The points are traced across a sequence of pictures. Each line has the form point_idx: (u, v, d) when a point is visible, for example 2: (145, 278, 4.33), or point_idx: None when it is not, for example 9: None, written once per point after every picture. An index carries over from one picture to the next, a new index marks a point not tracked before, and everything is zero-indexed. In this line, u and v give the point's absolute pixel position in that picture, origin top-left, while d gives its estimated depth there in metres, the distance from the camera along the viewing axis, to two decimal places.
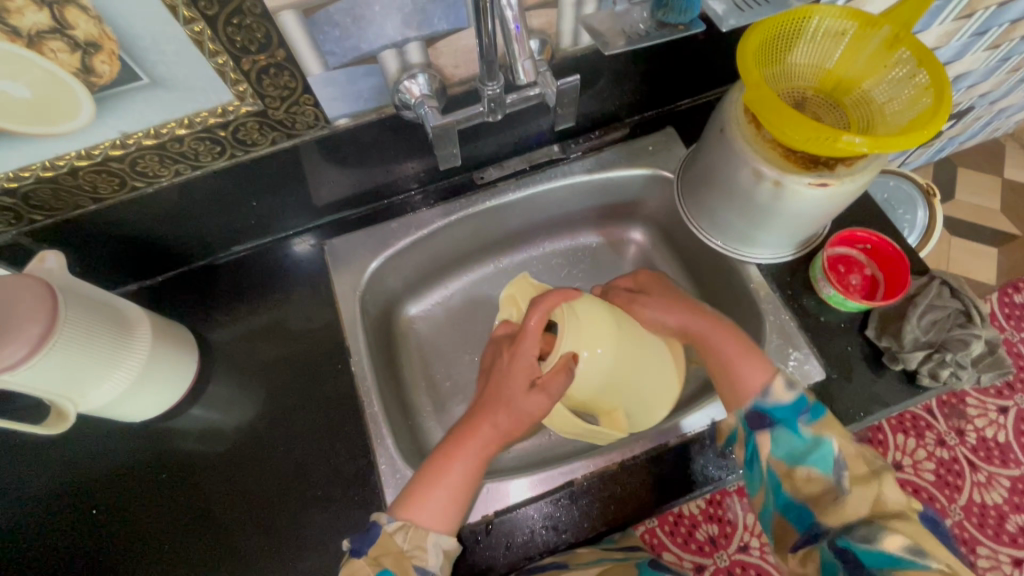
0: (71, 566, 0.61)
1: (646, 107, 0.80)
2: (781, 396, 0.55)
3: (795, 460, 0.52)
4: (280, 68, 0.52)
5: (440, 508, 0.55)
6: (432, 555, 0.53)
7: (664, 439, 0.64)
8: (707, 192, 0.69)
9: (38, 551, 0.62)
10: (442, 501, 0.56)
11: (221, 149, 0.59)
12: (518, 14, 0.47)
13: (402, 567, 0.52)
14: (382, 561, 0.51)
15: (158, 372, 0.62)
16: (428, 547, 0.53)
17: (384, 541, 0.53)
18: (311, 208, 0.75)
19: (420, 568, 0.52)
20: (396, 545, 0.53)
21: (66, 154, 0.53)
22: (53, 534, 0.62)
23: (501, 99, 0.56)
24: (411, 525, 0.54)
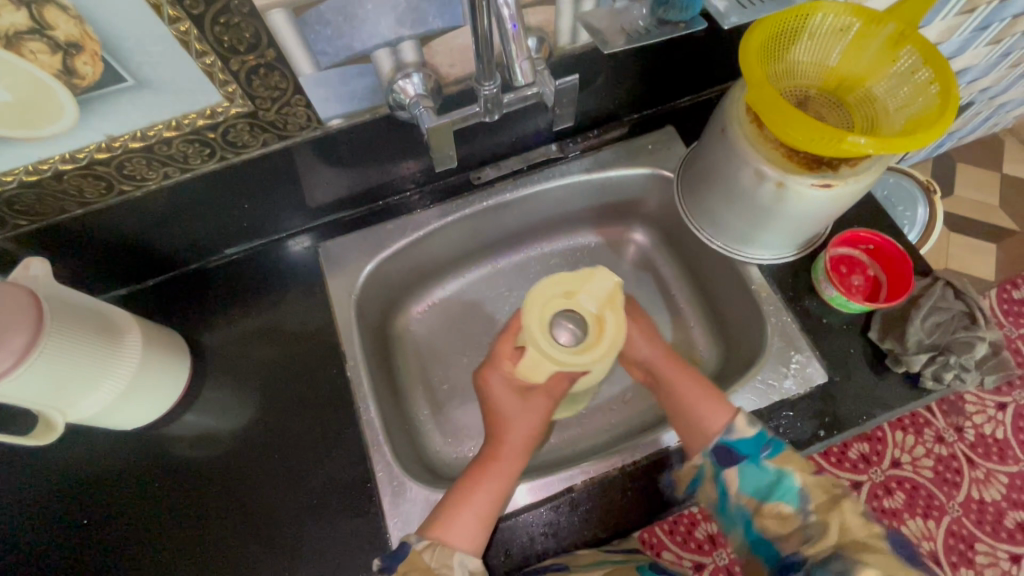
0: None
1: (645, 105, 0.79)
2: (745, 431, 0.56)
3: (762, 496, 0.53)
4: (270, 69, 0.51)
5: (467, 527, 0.55)
6: (458, 572, 0.53)
7: (665, 445, 0.63)
8: (708, 192, 0.68)
9: (31, 563, 0.60)
10: (468, 520, 0.55)
11: (211, 151, 0.57)
12: (516, 14, 0.45)
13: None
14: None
15: (149, 379, 0.61)
16: (455, 566, 0.53)
17: (412, 558, 0.52)
18: (305, 210, 0.73)
19: None
20: (424, 562, 0.52)
21: (48, 158, 0.51)
22: (46, 544, 0.61)
23: (499, 99, 0.55)
24: (439, 543, 0.53)
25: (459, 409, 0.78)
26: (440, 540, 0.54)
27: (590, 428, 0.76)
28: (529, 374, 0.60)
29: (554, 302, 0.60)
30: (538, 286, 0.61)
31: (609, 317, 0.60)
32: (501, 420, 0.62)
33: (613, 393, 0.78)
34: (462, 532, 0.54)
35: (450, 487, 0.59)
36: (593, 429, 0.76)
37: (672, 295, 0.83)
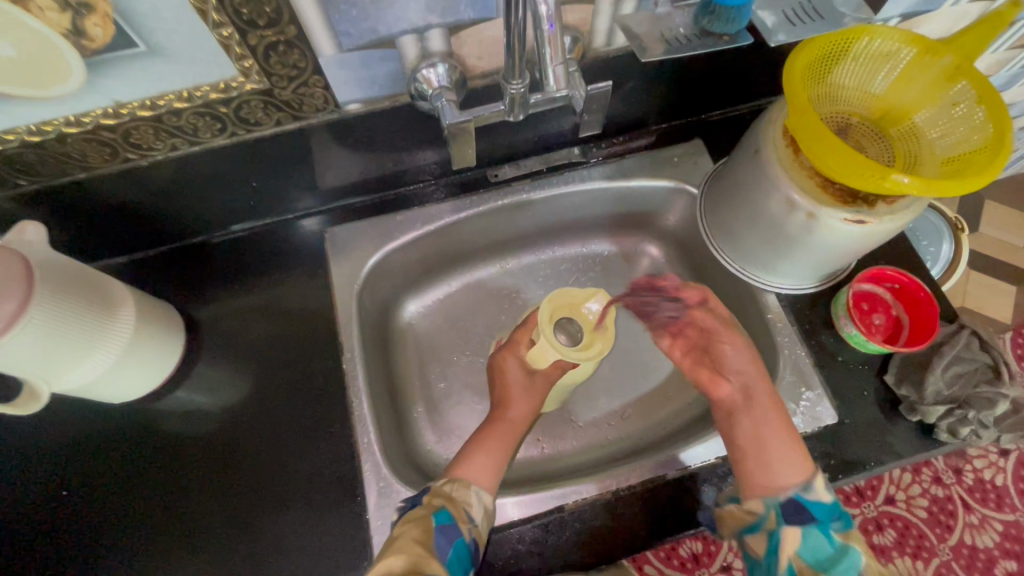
0: (40, 551, 0.59)
1: (674, 115, 0.76)
2: (823, 495, 0.53)
3: (821, 569, 0.49)
4: (289, 46, 0.49)
5: (481, 466, 0.59)
6: (474, 500, 0.55)
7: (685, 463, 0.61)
8: (731, 214, 0.65)
9: (10, 533, 0.60)
10: (481, 464, 0.59)
11: (222, 126, 0.55)
12: (554, 12, 0.43)
13: (455, 508, 0.54)
14: (436, 504, 0.54)
15: (141, 354, 0.59)
16: (472, 495, 0.56)
17: (435, 491, 0.56)
18: (315, 192, 0.71)
19: (467, 513, 0.54)
20: (445, 491, 0.56)
21: (53, 119, 0.49)
22: (26, 515, 0.60)
23: (526, 99, 0.52)
24: (457, 479, 0.57)
25: (455, 409, 0.76)
26: (458, 477, 0.57)
27: (586, 441, 0.74)
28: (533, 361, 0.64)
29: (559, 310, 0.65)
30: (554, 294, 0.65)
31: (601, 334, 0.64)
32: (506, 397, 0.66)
33: (612, 408, 0.76)
34: (480, 469, 0.59)
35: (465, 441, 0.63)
36: (588, 443, 0.74)
37: None
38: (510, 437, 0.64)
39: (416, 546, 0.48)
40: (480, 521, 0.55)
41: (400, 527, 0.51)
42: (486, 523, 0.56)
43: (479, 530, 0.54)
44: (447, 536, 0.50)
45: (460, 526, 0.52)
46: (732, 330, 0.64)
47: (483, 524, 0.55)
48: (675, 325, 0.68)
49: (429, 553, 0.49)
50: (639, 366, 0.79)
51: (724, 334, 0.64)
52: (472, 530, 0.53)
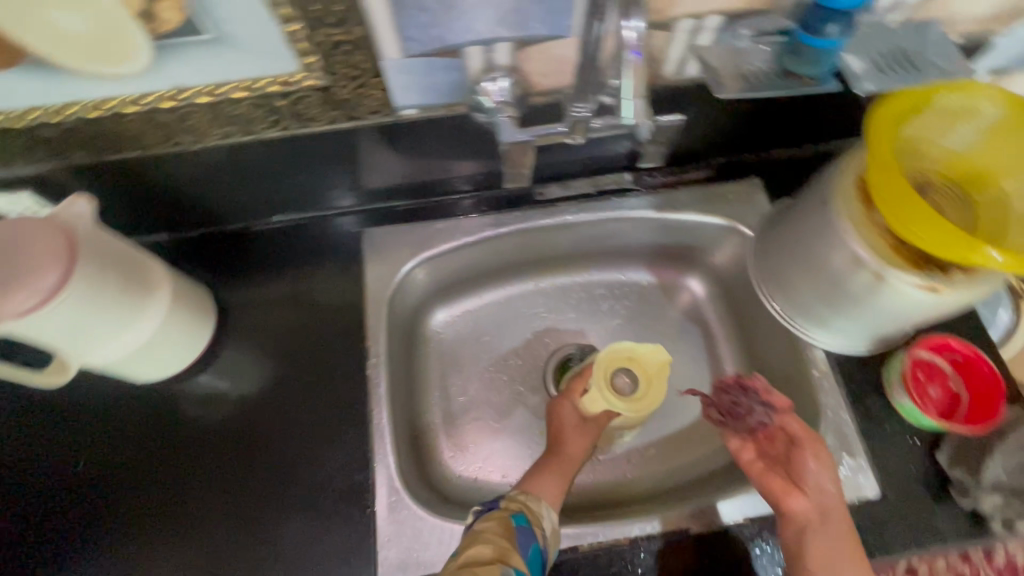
0: (48, 532, 0.59)
1: (735, 150, 0.73)
2: None
3: None
4: (355, 46, 0.48)
5: (548, 487, 0.61)
6: (546, 511, 0.56)
7: (719, 519, 0.58)
8: (787, 263, 0.62)
9: (23, 511, 0.60)
10: (547, 484, 0.61)
11: (276, 118, 0.54)
12: (642, 37, 0.43)
13: (533, 515, 0.55)
14: (513, 507, 0.55)
15: (171, 337, 0.59)
16: (543, 507, 0.57)
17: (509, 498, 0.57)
18: (360, 191, 0.70)
19: (541, 523, 0.55)
20: (520, 499, 0.57)
21: (112, 98, 0.50)
22: (40, 494, 0.61)
23: (588, 124, 0.51)
24: (528, 492, 0.58)
25: (473, 426, 0.74)
26: (529, 490, 0.59)
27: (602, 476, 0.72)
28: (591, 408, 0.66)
29: (617, 359, 0.67)
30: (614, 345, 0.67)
31: (658, 381, 0.66)
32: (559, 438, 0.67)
33: (634, 445, 0.74)
34: (546, 491, 0.60)
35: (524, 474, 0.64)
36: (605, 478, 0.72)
37: (719, 355, 0.77)
38: (567, 471, 0.64)
39: (500, 538, 0.50)
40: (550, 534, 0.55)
41: (483, 522, 0.53)
42: (553, 545, 0.56)
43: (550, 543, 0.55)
44: (527, 536, 0.52)
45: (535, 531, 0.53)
46: (819, 443, 0.56)
47: (553, 538, 0.55)
48: (764, 432, 0.59)
49: (512, 547, 0.50)
50: (667, 405, 0.76)
51: (808, 443, 0.56)
52: (545, 541, 0.54)
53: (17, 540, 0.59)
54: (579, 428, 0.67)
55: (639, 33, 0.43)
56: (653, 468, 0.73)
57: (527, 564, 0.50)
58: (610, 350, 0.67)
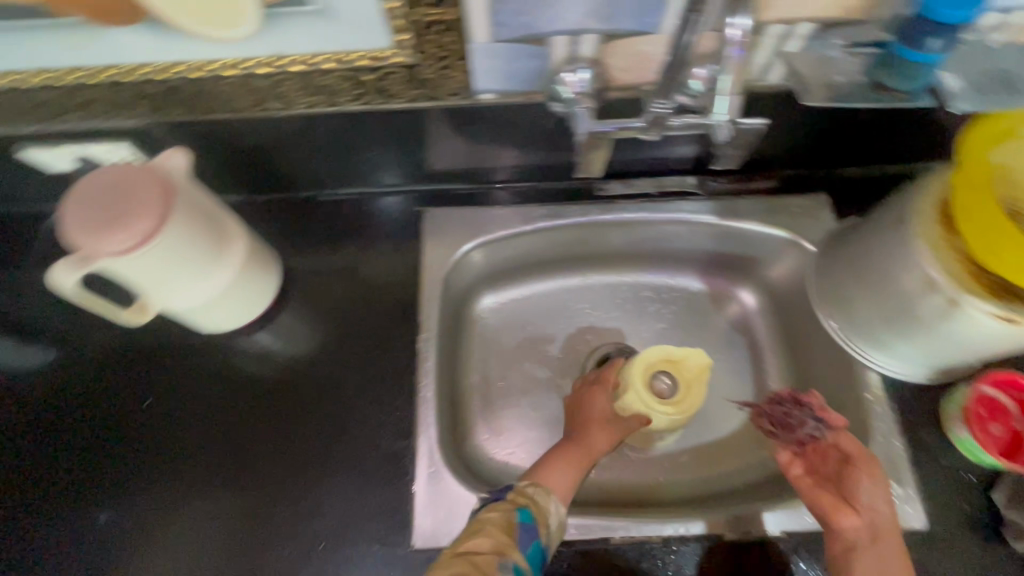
0: (109, 471, 0.63)
1: (804, 163, 0.72)
2: None
3: None
4: (448, 27, 0.50)
5: (561, 478, 0.58)
6: (553, 506, 0.55)
7: (763, 521, 0.59)
8: (853, 284, 0.60)
9: (90, 446, 0.64)
10: (560, 474, 0.59)
11: (360, 92, 0.56)
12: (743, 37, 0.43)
13: (538, 511, 0.53)
14: (519, 502, 0.54)
15: (240, 292, 0.62)
16: (552, 501, 0.55)
17: (518, 489, 0.55)
18: (426, 172, 0.72)
19: (547, 519, 0.53)
20: (529, 491, 0.55)
21: (217, 57, 0.54)
22: (106, 429, 0.65)
23: (666, 121, 0.51)
24: (538, 483, 0.57)
25: (509, 412, 0.75)
26: (539, 482, 0.57)
27: (635, 476, 0.72)
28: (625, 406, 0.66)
29: (657, 360, 0.68)
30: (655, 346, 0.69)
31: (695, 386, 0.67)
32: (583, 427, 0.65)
33: (669, 450, 0.74)
34: (560, 480, 0.58)
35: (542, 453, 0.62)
36: (637, 479, 0.72)
37: (765, 370, 0.76)
38: (586, 462, 0.61)
39: (502, 534, 0.49)
40: (556, 526, 0.54)
41: (487, 513, 0.52)
42: (556, 539, 0.55)
43: (553, 536, 0.54)
44: (529, 532, 0.51)
45: (540, 526, 0.52)
46: (873, 463, 0.55)
47: (557, 530, 0.54)
48: (814, 446, 0.58)
49: (513, 543, 0.49)
50: (707, 413, 0.75)
51: (862, 462, 0.55)
52: (548, 536, 0.53)
53: (81, 475, 0.63)
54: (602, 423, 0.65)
55: (743, 31, 0.43)
56: (687, 475, 0.73)
57: (527, 563, 0.49)
58: (654, 349, 0.68)
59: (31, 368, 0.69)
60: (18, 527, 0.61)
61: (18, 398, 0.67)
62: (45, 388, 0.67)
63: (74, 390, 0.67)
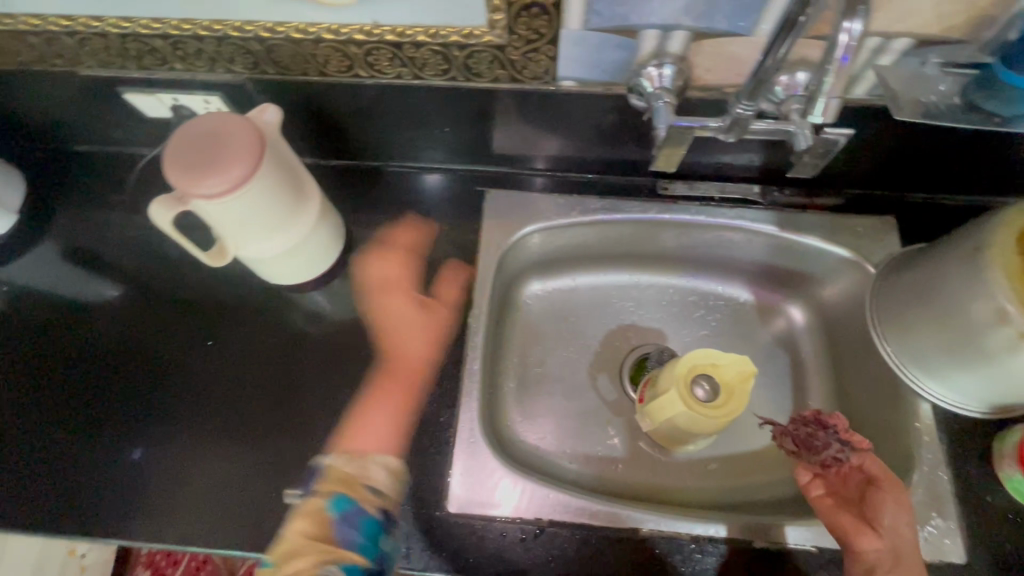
0: (166, 403, 0.67)
1: (874, 183, 0.71)
2: None
3: None
4: (542, 10, 0.50)
5: (374, 434, 0.61)
6: (376, 470, 0.57)
7: (784, 539, 0.59)
8: (913, 307, 0.59)
9: (150, 377, 0.68)
10: (372, 428, 0.61)
11: (447, 68, 0.58)
12: (855, 44, 0.38)
13: (353, 487, 0.55)
14: (336, 489, 0.54)
15: (308, 249, 0.65)
16: (370, 467, 0.57)
17: (330, 471, 0.57)
18: (493, 154, 0.74)
19: (366, 483, 0.56)
20: (340, 473, 0.56)
21: (320, 23, 0.55)
22: (167, 364, 0.69)
23: (748, 123, 0.52)
24: (351, 454, 0.59)
25: (544, 398, 0.76)
26: (354, 453, 0.59)
27: (663, 477, 0.73)
28: (663, 407, 0.67)
29: (702, 364, 0.68)
30: (699, 350, 0.68)
31: (738, 391, 0.67)
32: (392, 341, 0.67)
33: (700, 455, 0.74)
34: (365, 442, 0.60)
35: (354, 399, 0.65)
36: (665, 479, 0.73)
37: (807, 388, 0.75)
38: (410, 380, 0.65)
39: (316, 542, 0.50)
40: (387, 486, 0.57)
41: (292, 518, 0.53)
42: (394, 498, 0.57)
43: (388, 495, 0.56)
44: (347, 521, 0.52)
45: (360, 502, 0.54)
46: (899, 486, 0.55)
47: (390, 487, 0.57)
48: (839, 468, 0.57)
49: (334, 546, 0.51)
50: (743, 424, 0.75)
51: (888, 485, 0.55)
52: (380, 503, 0.55)
53: (132, 406, 0.67)
54: (422, 323, 0.68)
55: (852, 38, 0.38)
56: (715, 482, 0.73)
57: (357, 550, 0.51)
58: (699, 353, 0.68)
59: (104, 299, 0.73)
60: (76, 445, 0.65)
61: (90, 326, 0.72)
62: (115, 319, 0.72)
63: (140, 324, 0.71)
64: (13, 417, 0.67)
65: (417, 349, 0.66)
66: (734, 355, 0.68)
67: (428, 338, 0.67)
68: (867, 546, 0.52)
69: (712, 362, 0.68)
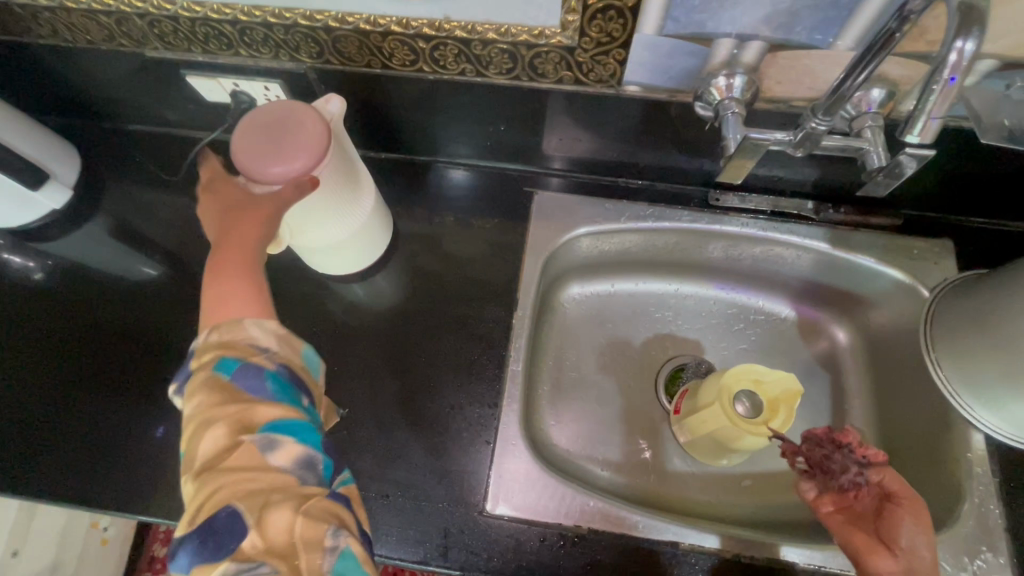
0: None
1: (932, 206, 0.71)
2: None
3: None
4: (619, 14, 0.50)
5: (231, 302, 0.47)
6: (260, 335, 0.46)
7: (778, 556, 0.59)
8: (973, 335, 0.58)
9: (191, 359, 0.68)
10: (228, 304, 0.47)
11: (512, 67, 0.58)
12: (964, 62, 0.37)
13: (239, 351, 0.45)
14: (219, 355, 0.44)
15: (362, 240, 0.65)
16: (247, 329, 0.46)
17: (205, 349, 0.45)
18: (543, 155, 0.74)
19: (250, 348, 0.45)
20: (220, 343, 0.45)
21: (390, 15, 0.55)
22: None
23: (818, 138, 0.51)
24: (218, 328, 0.46)
25: (579, 403, 0.75)
26: (219, 325, 0.46)
27: (696, 491, 0.72)
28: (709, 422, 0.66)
29: (745, 379, 0.66)
30: (738, 366, 0.67)
31: (783, 408, 0.65)
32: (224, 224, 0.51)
33: (735, 472, 0.73)
34: (238, 311, 0.47)
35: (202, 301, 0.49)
36: (698, 494, 0.72)
37: (848, 409, 0.74)
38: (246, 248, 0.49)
39: (225, 406, 0.42)
40: (277, 349, 0.46)
41: (190, 401, 0.43)
42: (293, 352, 0.48)
43: (284, 355, 0.46)
44: (245, 376, 0.43)
45: (249, 359, 0.44)
46: (919, 507, 0.53)
47: (285, 348, 0.47)
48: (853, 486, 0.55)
49: (245, 404, 0.42)
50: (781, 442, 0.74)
51: (908, 506, 0.53)
52: (278, 358, 0.46)
53: (169, 386, 0.67)
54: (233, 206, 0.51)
55: (960, 59, 0.37)
56: (750, 500, 0.72)
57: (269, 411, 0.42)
58: (740, 369, 0.67)
59: (147, 278, 0.73)
60: (114, 422, 0.66)
61: (133, 303, 0.72)
62: (158, 298, 0.72)
63: (182, 304, 0.72)
64: (43, 391, 0.68)
65: (245, 231, 0.49)
66: (781, 372, 0.66)
67: (251, 212, 0.50)
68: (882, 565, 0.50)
69: (755, 378, 0.66)
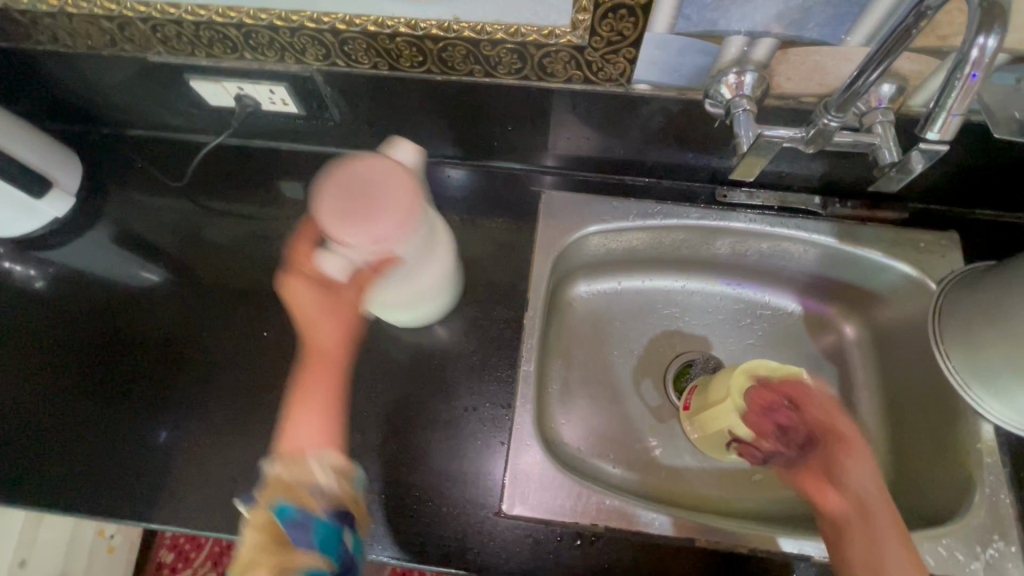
0: (214, 391, 0.66)
1: (938, 199, 0.72)
2: None
3: None
4: (630, 13, 0.50)
5: (309, 429, 0.52)
6: (320, 471, 0.48)
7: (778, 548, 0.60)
8: (982, 325, 0.58)
9: (200, 364, 0.68)
10: (305, 428, 0.52)
11: (521, 67, 0.58)
12: (983, 59, 0.38)
13: (294, 492, 0.46)
14: (274, 495, 0.46)
15: (441, 289, 0.63)
16: (314, 470, 0.48)
17: (270, 481, 0.47)
18: (550, 154, 0.74)
19: (310, 486, 0.47)
20: (284, 478, 0.47)
21: (398, 16, 0.54)
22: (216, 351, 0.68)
23: (829, 134, 0.51)
24: (289, 458, 0.49)
25: (590, 401, 0.75)
26: (289, 454, 0.49)
27: (708, 486, 0.72)
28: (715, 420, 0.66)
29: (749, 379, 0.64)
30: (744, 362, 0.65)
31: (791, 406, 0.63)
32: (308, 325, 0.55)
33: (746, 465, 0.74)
34: (304, 440, 0.51)
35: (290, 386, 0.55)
36: (709, 488, 0.72)
37: (856, 401, 0.75)
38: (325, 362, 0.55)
39: (274, 552, 0.43)
40: (332, 486, 0.48)
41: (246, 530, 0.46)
42: (347, 489, 0.49)
43: (339, 493, 0.48)
44: (297, 526, 0.44)
45: (305, 505, 0.45)
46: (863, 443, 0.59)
47: (341, 486, 0.49)
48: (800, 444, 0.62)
49: (291, 551, 0.44)
50: None
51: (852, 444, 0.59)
52: (331, 497, 0.47)
53: (178, 391, 0.67)
54: (327, 311, 0.55)
55: (979, 57, 0.38)
56: (761, 493, 0.73)
57: (311, 560, 0.43)
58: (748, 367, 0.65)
59: (153, 283, 0.73)
60: (125, 429, 0.65)
61: (139, 309, 0.72)
62: (165, 304, 0.72)
63: (189, 309, 0.71)
64: (52, 398, 0.67)
65: (328, 340, 0.55)
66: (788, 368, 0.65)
67: (339, 316, 0.55)
68: (829, 505, 0.57)
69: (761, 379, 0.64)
